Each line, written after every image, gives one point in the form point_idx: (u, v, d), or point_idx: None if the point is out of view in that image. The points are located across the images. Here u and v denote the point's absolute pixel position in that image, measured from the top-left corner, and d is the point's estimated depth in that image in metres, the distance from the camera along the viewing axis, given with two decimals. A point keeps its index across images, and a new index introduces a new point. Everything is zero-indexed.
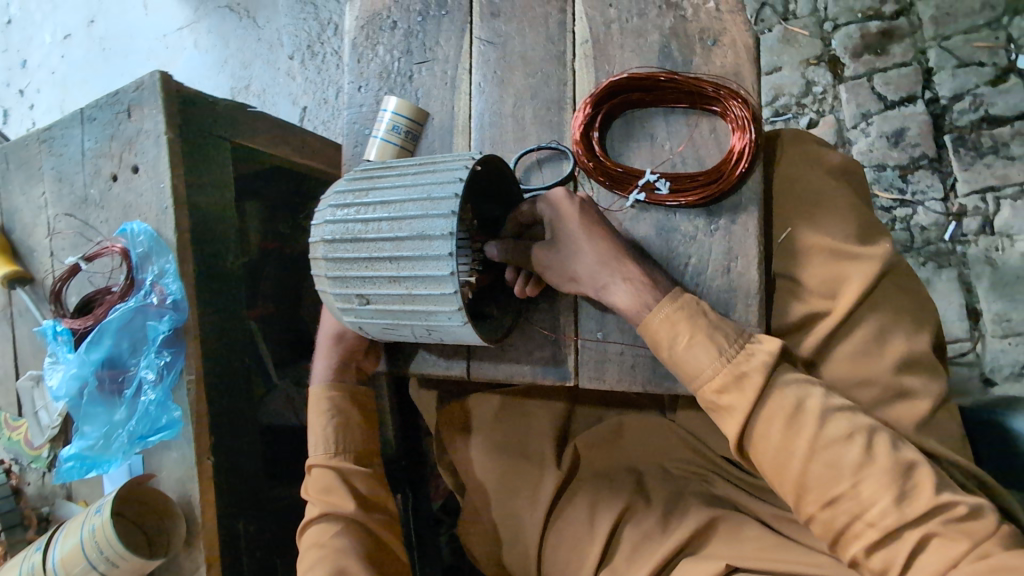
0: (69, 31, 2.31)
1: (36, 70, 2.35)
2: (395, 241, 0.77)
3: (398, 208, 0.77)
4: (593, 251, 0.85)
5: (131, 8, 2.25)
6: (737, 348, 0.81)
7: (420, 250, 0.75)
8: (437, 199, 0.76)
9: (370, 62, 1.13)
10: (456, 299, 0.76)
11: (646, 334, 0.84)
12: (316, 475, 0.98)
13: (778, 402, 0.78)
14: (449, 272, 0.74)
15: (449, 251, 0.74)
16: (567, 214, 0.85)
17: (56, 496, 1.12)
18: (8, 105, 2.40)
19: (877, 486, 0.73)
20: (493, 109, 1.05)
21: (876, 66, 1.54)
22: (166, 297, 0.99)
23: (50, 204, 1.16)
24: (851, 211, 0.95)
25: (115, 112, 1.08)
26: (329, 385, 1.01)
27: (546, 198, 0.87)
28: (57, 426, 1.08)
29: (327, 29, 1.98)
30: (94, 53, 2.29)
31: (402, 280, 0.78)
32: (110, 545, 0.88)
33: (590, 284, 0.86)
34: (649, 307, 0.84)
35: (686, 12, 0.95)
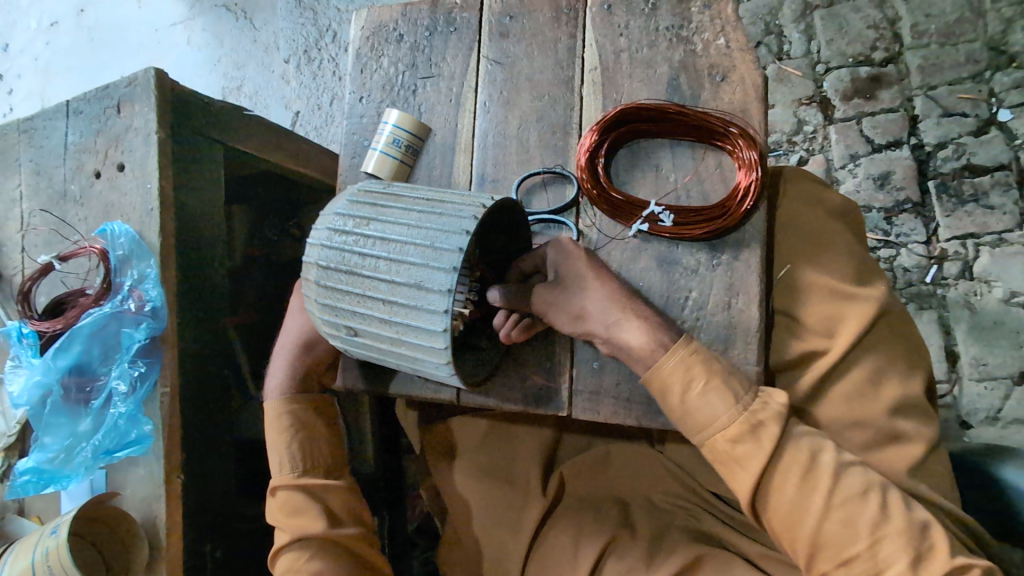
0: (56, 19, 2.25)
1: (18, 56, 2.27)
2: (391, 284, 0.73)
3: (397, 249, 0.73)
4: (596, 296, 0.84)
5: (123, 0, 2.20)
6: (752, 397, 0.80)
7: (416, 299, 0.72)
8: (440, 249, 0.71)
9: (374, 73, 1.12)
10: (446, 354, 0.73)
11: (656, 379, 0.82)
12: (282, 497, 0.91)
13: (794, 455, 0.77)
14: (442, 327, 0.71)
15: (446, 307, 0.70)
16: (569, 261, 0.85)
17: (7, 509, 1.01)
18: None
19: (898, 543, 0.73)
20: (498, 129, 1.04)
21: (866, 109, 1.59)
22: (145, 303, 0.94)
23: (25, 197, 1.11)
24: (850, 251, 0.94)
25: (104, 106, 1.04)
26: (289, 398, 0.95)
27: (559, 245, 0.86)
28: (14, 434, 0.99)
29: (324, 36, 1.97)
30: (81, 42, 2.23)
31: (393, 323, 0.74)
32: (64, 571, 0.79)
33: (596, 319, 0.84)
34: (664, 350, 0.82)
35: (697, 47, 0.95)
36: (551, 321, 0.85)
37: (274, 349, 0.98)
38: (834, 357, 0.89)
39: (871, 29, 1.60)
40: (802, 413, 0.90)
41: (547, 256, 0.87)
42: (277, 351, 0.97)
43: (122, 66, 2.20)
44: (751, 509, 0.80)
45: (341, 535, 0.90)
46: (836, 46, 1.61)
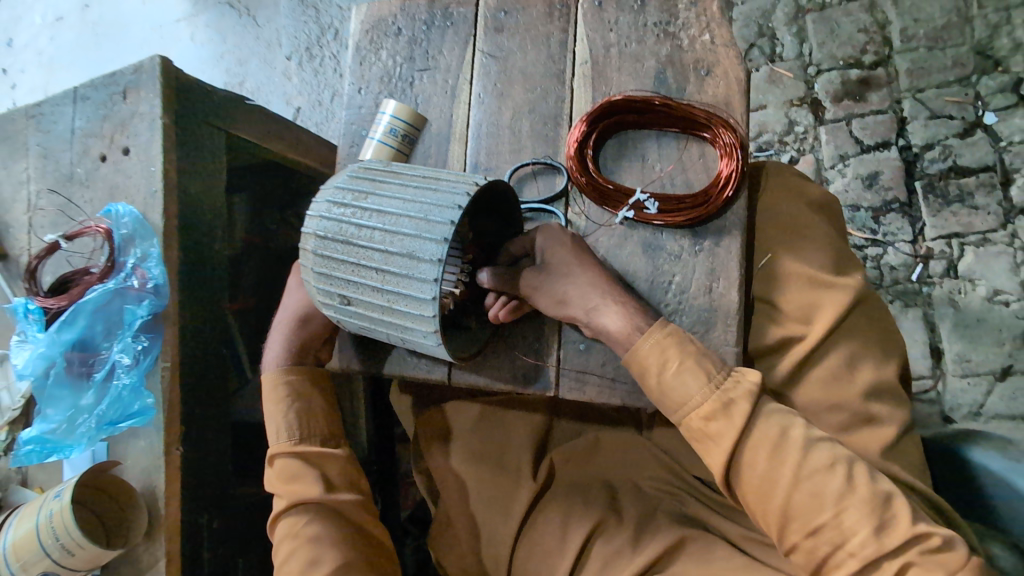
0: (61, 14, 2.29)
1: (22, 50, 2.31)
2: (385, 253, 0.77)
3: (393, 221, 0.77)
4: (581, 281, 0.87)
5: None
6: (724, 375, 0.84)
7: (408, 269, 0.75)
8: (433, 221, 0.75)
9: (372, 65, 1.16)
10: (434, 322, 0.76)
11: (634, 360, 0.85)
12: (279, 465, 0.95)
13: (765, 429, 0.81)
14: (431, 295, 0.75)
15: (436, 276, 0.74)
16: (553, 248, 0.89)
17: (11, 481, 1.05)
18: None
19: (860, 512, 0.76)
20: (491, 120, 1.08)
21: (855, 111, 1.62)
22: (147, 280, 0.98)
23: (32, 179, 1.14)
24: (828, 240, 0.98)
25: (110, 92, 1.08)
26: (285, 371, 0.98)
27: (546, 230, 0.90)
28: (18, 408, 1.04)
29: (326, 34, 2.01)
30: (85, 37, 2.26)
31: (385, 291, 0.78)
32: (69, 532, 0.82)
33: (577, 304, 0.87)
34: (641, 332, 0.86)
35: (683, 43, 0.99)
36: (535, 304, 0.88)
37: (273, 327, 1.01)
38: (812, 343, 0.92)
39: (861, 32, 1.64)
40: (782, 396, 0.93)
41: (535, 242, 0.91)
42: (275, 328, 1.00)
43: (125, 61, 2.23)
44: (726, 484, 0.84)
45: (338, 501, 0.94)
46: (826, 48, 1.65)
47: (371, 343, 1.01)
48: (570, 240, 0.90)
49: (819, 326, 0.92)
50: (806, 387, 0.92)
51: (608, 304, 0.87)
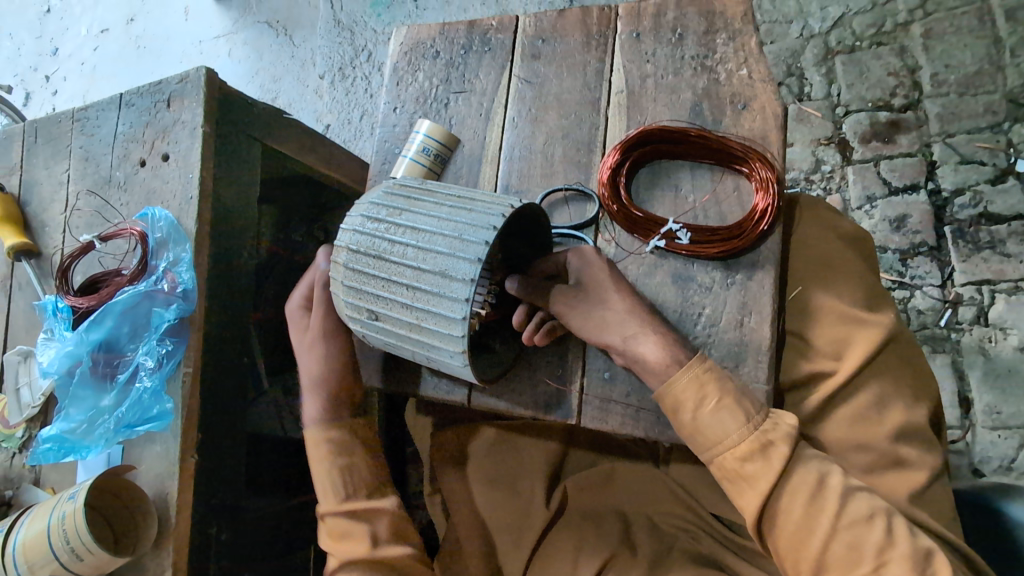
0: (105, 26, 2.38)
1: (64, 59, 2.41)
2: (416, 270, 0.76)
3: (426, 238, 0.77)
4: (620, 309, 0.86)
5: (169, 13, 2.33)
6: (762, 416, 0.81)
7: (439, 287, 0.75)
8: (467, 241, 0.75)
9: (409, 86, 1.19)
10: (462, 342, 0.75)
11: (669, 394, 0.82)
12: (330, 523, 0.97)
13: (802, 476, 0.78)
14: (461, 315, 0.74)
15: (467, 295, 0.73)
16: (582, 266, 0.88)
17: (23, 479, 1.05)
18: (30, 89, 2.44)
19: (902, 569, 0.73)
20: (524, 144, 1.09)
21: (883, 153, 1.62)
22: (177, 285, 0.98)
23: (72, 181, 1.17)
24: (862, 276, 0.96)
25: (155, 100, 1.11)
26: (323, 427, 0.98)
27: (581, 252, 0.89)
28: (39, 405, 1.06)
29: (360, 55, 2.07)
30: (126, 50, 2.35)
31: (414, 308, 0.77)
32: (78, 535, 0.80)
33: (615, 330, 0.85)
34: (678, 365, 0.83)
35: (720, 76, 1.00)
36: (572, 327, 0.87)
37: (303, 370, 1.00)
38: (841, 380, 0.89)
39: (891, 75, 1.64)
40: (808, 433, 0.90)
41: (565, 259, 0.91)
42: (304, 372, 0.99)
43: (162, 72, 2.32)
44: (757, 530, 0.81)
45: (385, 557, 0.94)
46: (855, 90, 1.65)
47: (393, 360, 1.00)
48: (602, 257, 0.89)
49: (845, 361, 0.90)
50: (835, 427, 0.89)
51: (639, 332, 0.85)
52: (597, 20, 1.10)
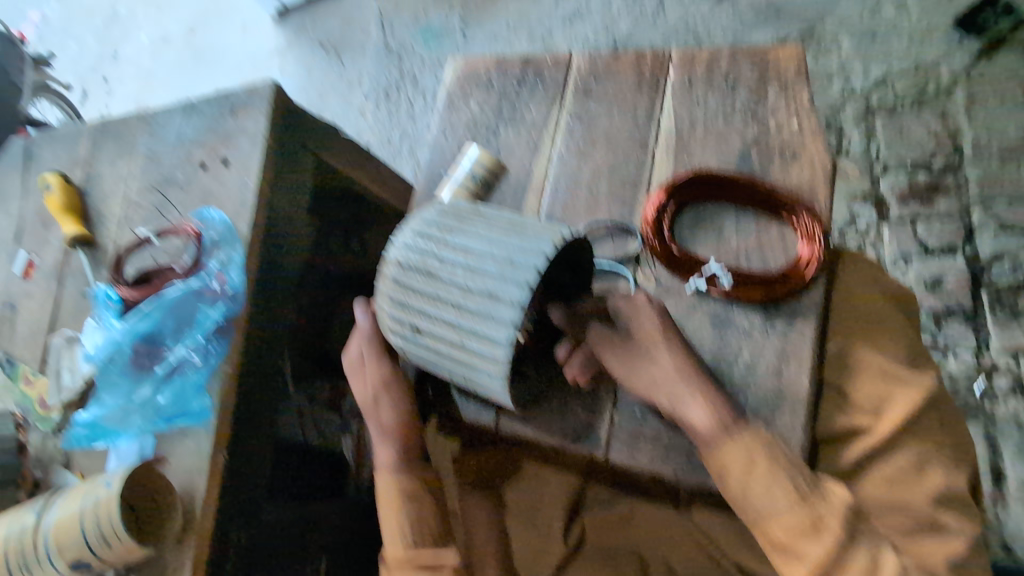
0: (167, 36, 2.84)
1: (125, 64, 2.86)
2: (464, 290, 0.78)
3: (476, 259, 0.79)
4: (670, 367, 0.85)
5: (227, 29, 2.80)
6: (813, 490, 0.81)
7: (485, 308, 0.76)
8: (516, 265, 0.76)
9: (461, 113, 1.24)
10: (504, 364, 0.76)
11: (716, 460, 0.83)
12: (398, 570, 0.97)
13: (856, 557, 0.78)
14: (506, 338, 0.75)
15: (514, 318, 0.74)
16: (635, 315, 0.87)
17: (54, 461, 1.07)
18: (88, 87, 2.88)
19: None
20: (570, 176, 1.11)
21: (920, 212, 1.64)
22: (226, 286, 1.02)
23: (133, 177, 1.22)
24: (903, 335, 0.95)
25: (221, 108, 1.16)
26: (398, 474, 0.99)
27: (633, 301, 0.88)
28: (77, 390, 1.07)
29: (403, 81, 2.43)
30: (185, 58, 2.80)
31: (458, 327, 0.79)
32: (111, 521, 0.80)
33: (662, 390, 0.85)
34: (728, 433, 0.82)
35: (770, 127, 1.02)
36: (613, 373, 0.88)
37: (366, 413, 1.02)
38: (879, 438, 0.88)
39: (931, 136, 1.68)
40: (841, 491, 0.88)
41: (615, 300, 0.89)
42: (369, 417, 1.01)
43: (215, 79, 2.75)
44: None
45: None
46: (893, 148, 1.69)
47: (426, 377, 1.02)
48: (656, 306, 0.88)
49: (884, 421, 0.88)
50: (870, 487, 0.87)
51: (685, 391, 0.85)
52: (650, 63, 1.13)
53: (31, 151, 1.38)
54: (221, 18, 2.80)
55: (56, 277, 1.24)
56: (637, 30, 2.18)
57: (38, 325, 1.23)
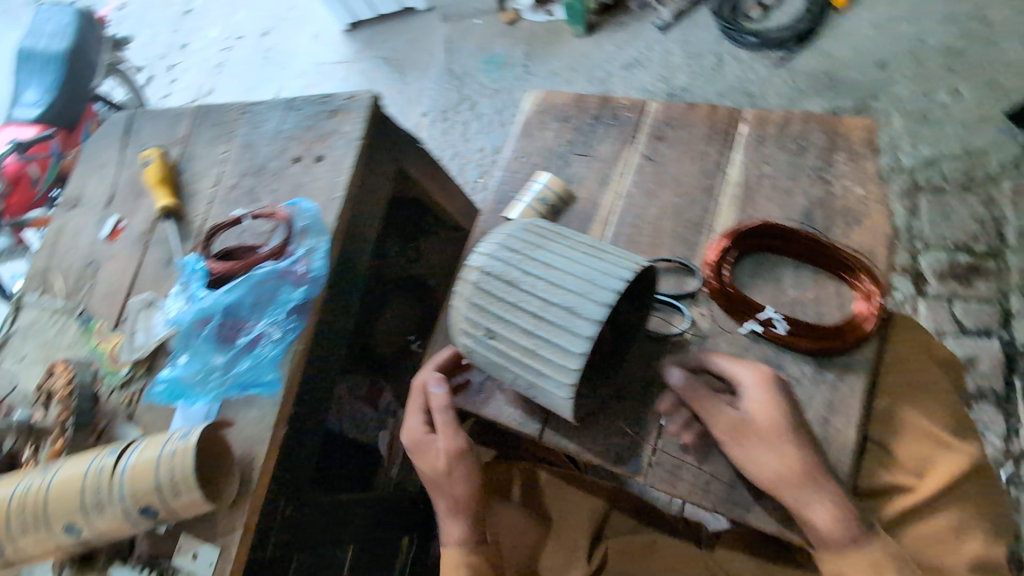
0: (239, 37, 3.17)
1: (192, 57, 3.20)
2: (544, 301, 0.85)
3: (557, 275, 0.86)
4: (800, 466, 0.86)
5: (293, 35, 3.07)
6: None
7: (563, 320, 0.83)
8: (596, 285, 0.83)
9: (536, 141, 1.32)
10: (574, 375, 0.82)
11: (836, 566, 0.85)
12: None
13: None
14: (580, 350, 0.81)
15: (590, 333, 0.81)
16: (755, 394, 0.90)
17: (116, 414, 1.12)
18: (154, 74, 3.20)
19: None
20: (637, 212, 1.18)
21: (959, 292, 1.68)
22: (309, 270, 1.09)
23: (227, 162, 1.31)
24: (946, 404, 0.99)
25: (321, 109, 1.26)
26: (468, 550, 0.99)
27: (758, 384, 0.90)
28: (149, 350, 1.15)
29: (462, 103, 2.56)
30: (252, 56, 3.08)
31: (534, 335, 0.85)
32: (185, 470, 0.87)
33: (789, 490, 0.86)
34: (856, 542, 0.84)
35: (835, 190, 1.08)
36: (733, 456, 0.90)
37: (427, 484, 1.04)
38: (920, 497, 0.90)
39: (974, 220, 1.76)
40: None
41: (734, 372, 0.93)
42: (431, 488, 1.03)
43: (270, 76, 2.99)
44: None
45: None
46: (936, 227, 1.77)
47: (480, 388, 1.09)
48: (777, 390, 0.90)
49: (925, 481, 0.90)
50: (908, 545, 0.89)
51: (799, 481, 0.85)
52: (723, 117, 1.21)
53: (133, 126, 1.49)
54: (289, 27, 3.11)
55: (142, 243, 1.33)
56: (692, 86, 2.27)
57: (117, 286, 1.31)
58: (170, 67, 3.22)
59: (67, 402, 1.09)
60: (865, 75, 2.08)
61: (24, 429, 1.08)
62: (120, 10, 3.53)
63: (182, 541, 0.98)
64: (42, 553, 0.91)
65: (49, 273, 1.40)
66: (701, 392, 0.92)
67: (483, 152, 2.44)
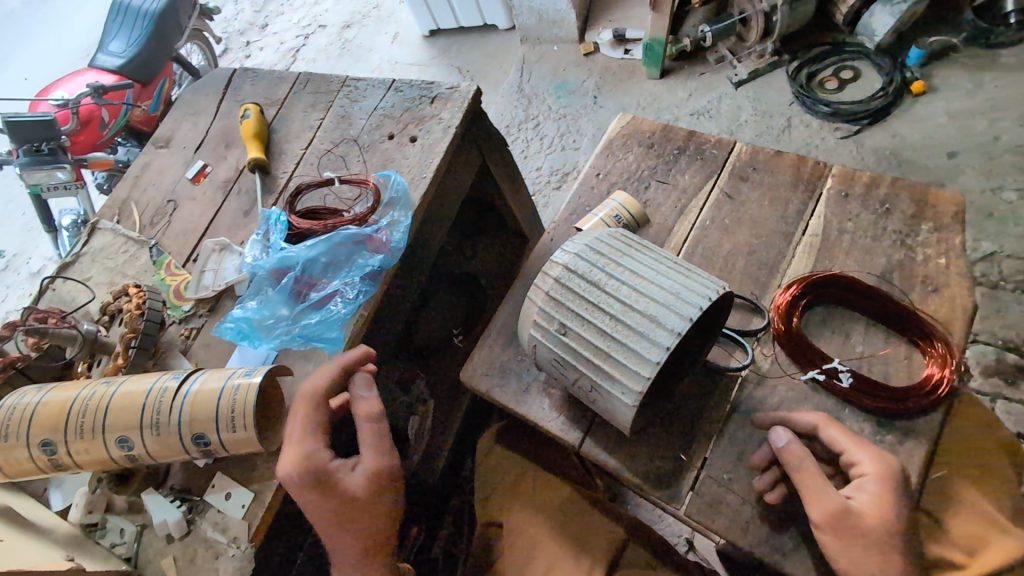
0: (316, 22, 3.35)
1: (269, 35, 3.40)
2: (625, 307, 0.86)
3: (642, 284, 0.87)
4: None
5: (369, 27, 3.21)
6: None
7: (643, 328, 0.84)
8: (681, 299, 0.84)
9: (618, 161, 1.35)
10: (643, 383, 0.82)
11: None
12: None
13: None
14: (656, 360, 0.82)
15: (668, 344, 0.81)
16: (871, 489, 0.85)
17: (174, 346, 1.16)
18: (231, 46, 3.42)
19: None
20: (711, 244, 1.19)
21: (1003, 391, 1.68)
22: (388, 241, 1.12)
23: (321, 128, 1.36)
24: (1007, 491, 0.96)
25: (423, 94, 1.31)
26: None
27: (881, 478, 0.85)
28: (217, 291, 1.19)
29: (528, 121, 2.63)
30: (327, 41, 3.24)
31: (609, 337, 0.86)
32: (246, 410, 0.90)
33: None
34: None
35: (916, 257, 1.08)
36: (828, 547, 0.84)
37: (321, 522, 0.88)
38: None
39: None
40: None
41: (854, 457, 0.88)
42: (332, 526, 0.88)
43: (338, 61, 3.15)
44: None
45: None
46: (988, 322, 1.77)
47: (527, 389, 1.11)
48: (899, 491, 0.84)
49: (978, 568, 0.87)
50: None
51: None
52: (809, 169, 1.22)
53: (234, 82, 1.55)
54: (366, 19, 3.26)
55: (224, 190, 1.37)
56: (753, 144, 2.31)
57: (189, 225, 1.34)
58: (247, 41, 3.43)
59: (135, 323, 1.11)
60: (936, 161, 2.09)
61: (86, 342, 1.11)
62: None
63: (218, 479, 1.00)
64: (88, 462, 0.93)
65: (129, 202, 1.42)
66: (810, 470, 0.87)
67: (541, 172, 2.50)
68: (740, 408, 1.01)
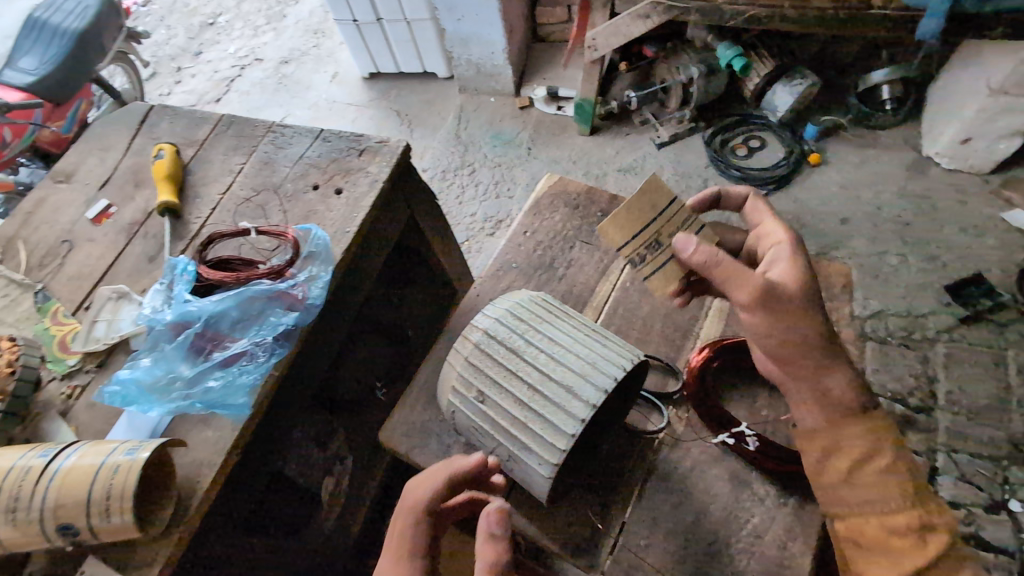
0: (250, 55, 3.28)
1: (199, 64, 3.29)
2: (543, 375, 0.87)
3: (559, 352, 0.89)
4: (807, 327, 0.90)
5: (306, 65, 3.19)
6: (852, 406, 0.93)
7: (559, 398, 0.85)
8: (596, 369, 0.86)
9: (545, 218, 1.37)
10: (558, 456, 0.82)
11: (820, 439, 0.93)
12: None
13: None
14: (571, 432, 0.82)
15: (583, 417, 0.82)
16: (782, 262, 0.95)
17: (52, 408, 1.05)
18: (159, 72, 3.28)
19: None
20: (631, 307, 1.23)
21: None
22: (306, 297, 1.08)
23: (242, 173, 1.31)
24: None
25: (351, 145, 1.30)
26: None
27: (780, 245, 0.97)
28: (109, 345, 1.09)
29: (463, 167, 2.67)
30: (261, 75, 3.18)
31: (526, 407, 0.86)
32: (128, 492, 0.80)
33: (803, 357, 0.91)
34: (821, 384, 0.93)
35: None
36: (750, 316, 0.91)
37: None
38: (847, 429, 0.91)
39: (911, 376, 1.92)
40: None
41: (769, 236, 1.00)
42: None
43: (272, 95, 3.08)
44: None
45: None
46: (878, 375, 1.93)
47: (446, 453, 1.07)
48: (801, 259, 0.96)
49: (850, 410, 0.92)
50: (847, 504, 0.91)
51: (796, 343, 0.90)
52: None
53: (150, 118, 1.47)
54: (304, 56, 3.23)
55: (128, 232, 1.27)
56: (726, 216, 2.12)
57: (84, 270, 1.23)
58: (176, 67, 3.30)
59: (5, 383, 0.99)
60: (831, 226, 2.30)
61: None
62: (141, 6, 3.60)
63: (88, 565, 0.89)
64: None
65: (15, 241, 1.29)
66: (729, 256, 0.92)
67: (474, 219, 2.52)
68: (657, 471, 1.03)
